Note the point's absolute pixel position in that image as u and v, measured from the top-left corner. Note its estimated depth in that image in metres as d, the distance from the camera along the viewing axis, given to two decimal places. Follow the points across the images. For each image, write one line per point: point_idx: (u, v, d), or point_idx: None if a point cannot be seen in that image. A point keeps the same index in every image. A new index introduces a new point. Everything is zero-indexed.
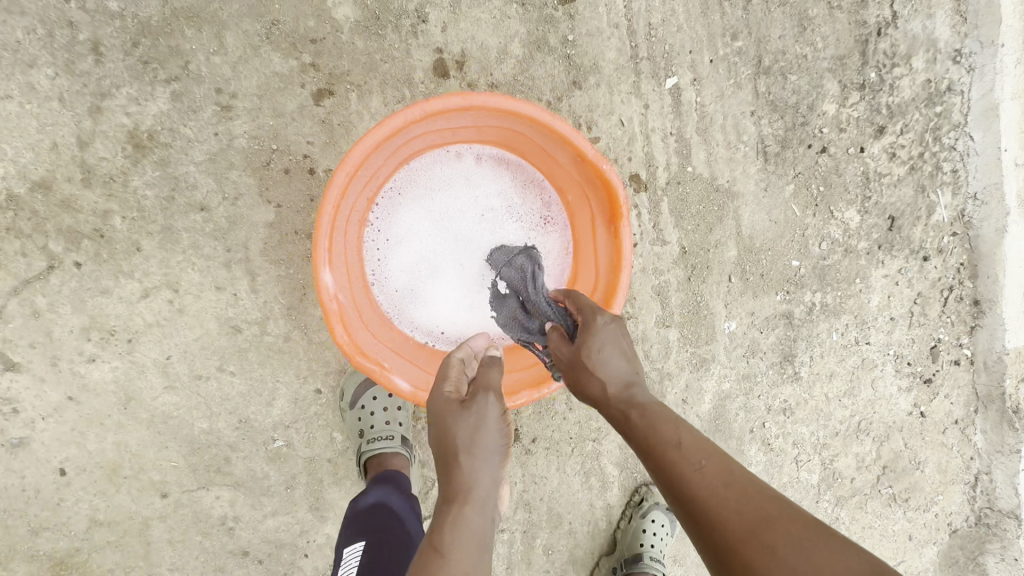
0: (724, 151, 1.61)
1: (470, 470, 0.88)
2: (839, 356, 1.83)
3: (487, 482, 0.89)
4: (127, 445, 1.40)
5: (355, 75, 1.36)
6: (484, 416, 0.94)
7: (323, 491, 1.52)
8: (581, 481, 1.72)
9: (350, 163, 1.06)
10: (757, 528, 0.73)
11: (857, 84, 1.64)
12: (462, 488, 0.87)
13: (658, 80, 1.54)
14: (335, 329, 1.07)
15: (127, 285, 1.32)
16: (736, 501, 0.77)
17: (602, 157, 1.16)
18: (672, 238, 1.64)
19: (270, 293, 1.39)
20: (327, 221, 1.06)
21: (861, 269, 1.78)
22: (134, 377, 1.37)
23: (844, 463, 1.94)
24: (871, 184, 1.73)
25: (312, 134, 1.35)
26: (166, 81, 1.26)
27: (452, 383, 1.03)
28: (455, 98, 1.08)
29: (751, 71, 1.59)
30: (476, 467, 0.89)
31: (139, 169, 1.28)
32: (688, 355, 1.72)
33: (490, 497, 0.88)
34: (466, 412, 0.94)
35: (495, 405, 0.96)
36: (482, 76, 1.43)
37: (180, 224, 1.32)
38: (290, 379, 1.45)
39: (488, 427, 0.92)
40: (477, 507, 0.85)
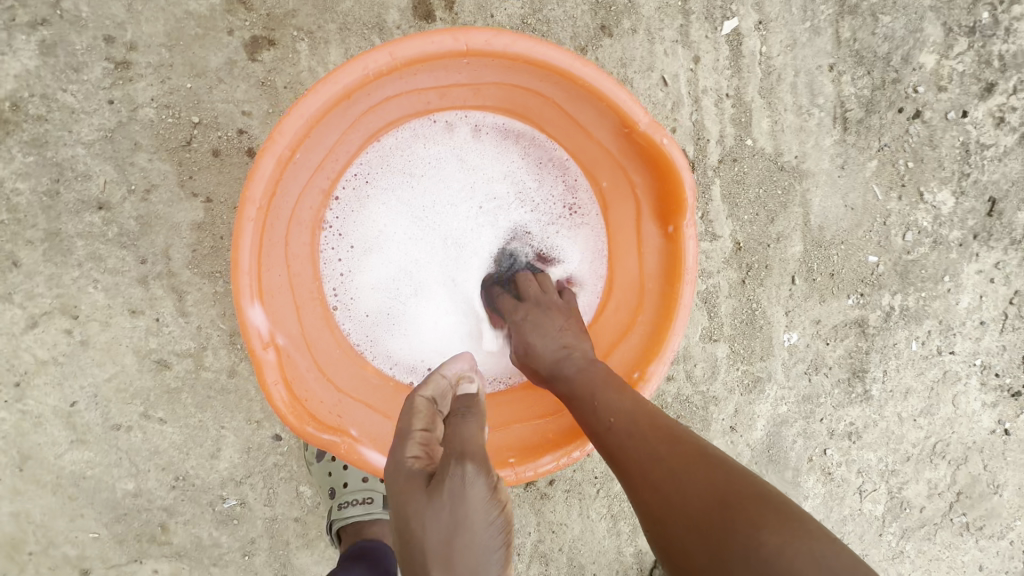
0: (793, 117, 1.26)
1: None
2: (918, 369, 1.46)
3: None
4: (29, 515, 1.07)
5: (305, 17, 0.98)
6: (460, 502, 0.50)
7: (290, 556, 1.15)
8: (610, 530, 1.39)
9: (282, 141, 0.71)
10: (647, 470, 0.59)
11: (965, 28, 1.28)
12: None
13: (712, 23, 1.18)
14: (275, 392, 0.76)
15: (6, 312, 0.99)
16: (635, 446, 0.62)
17: (659, 127, 0.79)
18: (723, 231, 1.29)
19: (205, 316, 1.04)
20: (250, 233, 0.72)
21: (952, 265, 1.41)
22: (28, 432, 1.04)
23: (912, 491, 1.51)
24: (971, 158, 1.35)
25: (248, 100, 0.98)
26: (30, 26, 0.92)
27: (417, 441, 0.59)
28: (439, 37, 0.71)
29: (835, 10, 1.23)
30: None
31: (4, 154, 0.94)
32: (739, 374, 1.39)
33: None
34: (434, 498, 0.51)
35: (480, 476, 0.52)
36: (479, 17, 1.05)
37: (71, 228, 0.97)
38: (240, 425, 1.09)
39: (480, 506, 0.50)
40: None
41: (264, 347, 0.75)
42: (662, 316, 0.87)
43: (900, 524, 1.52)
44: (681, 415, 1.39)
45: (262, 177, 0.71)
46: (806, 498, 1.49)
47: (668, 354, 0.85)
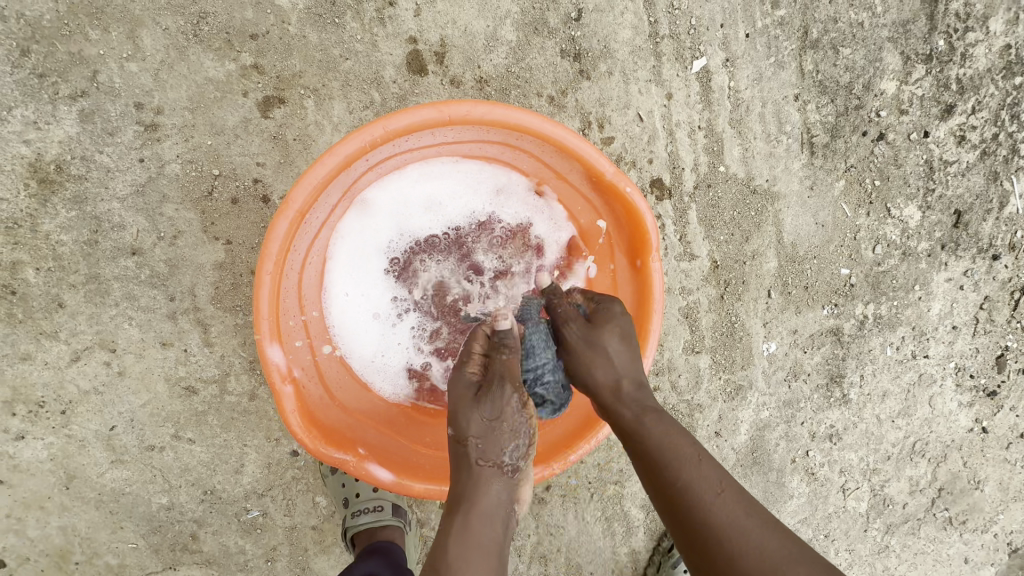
0: (763, 144, 1.35)
1: (486, 476, 0.78)
2: (893, 373, 1.55)
3: (500, 493, 0.78)
4: (75, 529, 1.17)
5: (310, 77, 1.10)
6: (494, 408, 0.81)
7: (309, 561, 1.27)
8: (605, 531, 1.50)
9: (295, 204, 0.82)
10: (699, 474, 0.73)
11: (922, 56, 1.36)
12: (470, 495, 0.76)
13: (683, 62, 1.28)
14: (290, 419, 0.87)
15: (52, 348, 1.10)
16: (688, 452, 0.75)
17: (624, 176, 0.90)
18: (701, 251, 1.39)
19: (228, 345, 1.16)
20: (268, 284, 0.84)
21: (922, 274, 1.49)
22: (73, 454, 1.15)
23: (895, 488, 1.60)
24: (935, 174, 1.43)
25: (261, 153, 1.10)
26: (70, 97, 1.03)
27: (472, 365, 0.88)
28: (427, 110, 0.82)
29: (797, 45, 1.33)
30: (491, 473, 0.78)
31: (49, 210, 1.06)
32: (722, 383, 1.48)
33: (504, 509, 0.77)
34: (482, 404, 0.81)
35: (512, 396, 0.82)
36: (467, 68, 1.16)
37: (109, 272, 1.09)
38: (261, 443, 1.21)
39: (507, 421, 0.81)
40: (485, 515, 0.74)
41: (283, 380, 0.87)
42: None
43: (884, 521, 1.61)
44: None
45: (277, 236, 0.83)
46: (792, 497, 1.57)
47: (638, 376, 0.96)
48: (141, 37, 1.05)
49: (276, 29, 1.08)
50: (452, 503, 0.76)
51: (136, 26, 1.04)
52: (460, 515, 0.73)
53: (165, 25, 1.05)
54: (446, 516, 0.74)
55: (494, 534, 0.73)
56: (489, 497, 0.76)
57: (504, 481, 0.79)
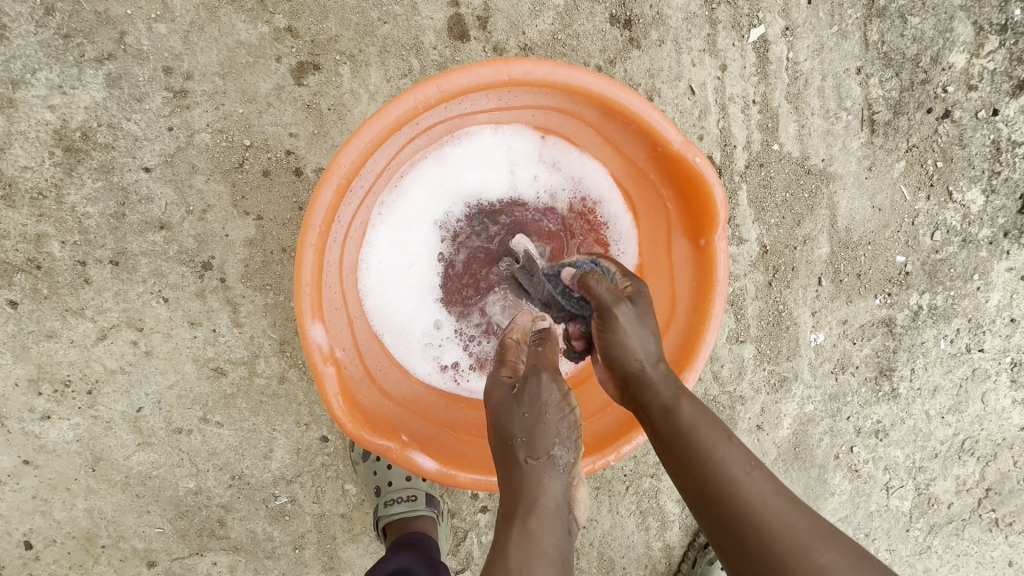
0: (820, 121, 1.27)
1: (536, 475, 0.67)
2: (946, 367, 1.46)
3: (558, 493, 0.67)
4: (101, 512, 1.14)
5: (346, 42, 1.03)
6: (536, 403, 0.71)
7: (337, 549, 1.23)
8: (639, 526, 1.44)
9: (342, 169, 0.76)
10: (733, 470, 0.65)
11: (997, 26, 1.26)
12: (527, 499, 0.65)
13: (739, 31, 1.20)
14: (332, 402, 0.82)
15: (78, 325, 1.06)
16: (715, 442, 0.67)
17: (691, 145, 0.84)
18: (750, 235, 1.32)
19: (258, 325, 1.11)
20: (312, 257, 0.79)
21: (981, 263, 1.40)
22: (100, 435, 1.11)
23: (941, 488, 1.52)
24: (1002, 156, 1.34)
25: (294, 123, 1.04)
26: (97, 60, 0.98)
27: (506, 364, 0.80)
28: (485, 68, 0.76)
29: (862, 14, 1.24)
30: (544, 472, 0.67)
31: (75, 179, 1.01)
32: (765, 374, 1.41)
33: (563, 513, 0.66)
34: (527, 403, 0.71)
35: (551, 386, 0.72)
36: (511, 35, 1.09)
37: (135, 246, 1.04)
38: (290, 428, 1.16)
39: (552, 412, 0.70)
40: (547, 521, 0.64)
41: (325, 361, 0.82)
42: (693, 326, 0.91)
43: (928, 521, 1.54)
44: None
45: (322, 206, 0.77)
46: (834, 494, 1.51)
47: (700, 361, 0.89)
48: None
49: None
50: (507, 507, 0.65)
51: None
52: (519, 523, 0.63)
53: None
54: (504, 525, 0.64)
55: (558, 542, 0.63)
56: (548, 502, 0.65)
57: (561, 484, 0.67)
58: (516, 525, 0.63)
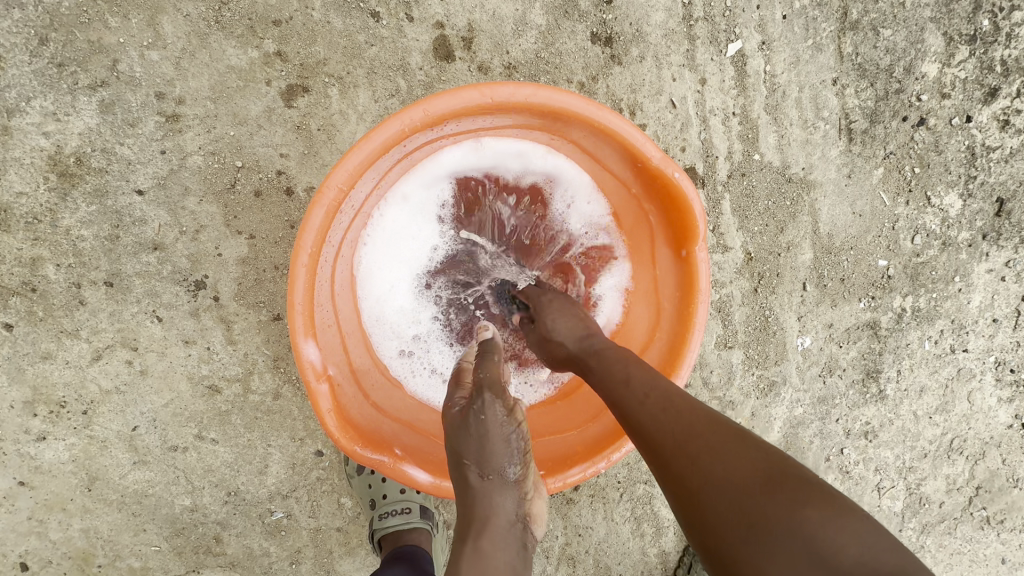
0: (799, 131, 1.30)
1: (485, 493, 0.68)
2: (931, 368, 1.49)
3: (508, 510, 0.68)
4: (97, 532, 1.15)
5: (334, 65, 1.06)
6: (485, 423, 0.72)
7: (333, 564, 1.23)
8: (634, 532, 1.45)
9: (332, 191, 0.79)
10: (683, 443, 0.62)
11: (966, 36, 1.31)
12: (478, 517, 0.66)
13: (717, 46, 1.24)
14: (326, 418, 0.84)
15: (73, 346, 1.08)
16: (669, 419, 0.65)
17: (670, 161, 0.87)
18: (735, 243, 1.34)
19: (252, 342, 1.12)
20: (303, 278, 0.81)
21: (962, 265, 1.43)
22: (95, 455, 1.12)
23: (932, 487, 1.54)
24: (977, 160, 1.37)
25: (285, 144, 1.06)
26: (90, 88, 1.01)
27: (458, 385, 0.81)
28: (469, 92, 0.80)
29: (836, 27, 1.28)
30: (492, 489, 0.69)
31: (69, 204, 1.03)
32: (754, 379, 1.43)
33: (517, 527, 0.67)
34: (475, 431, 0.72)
35: (498, 406, 0.74)
36: (495, 54, 1.12)
37: (130, 267, 1.06)
38: (285, 443, 1.17)
39: (496, 431, 0.72)
40: (499, 539, 0.64)
41: (318, 378, 0.84)
42: (679, 332, 0.93)
43: (920, 520, 1.55)
44: None
45: (313, 227, 0.80)
46: None
47: (684, 368, 0.91)
48: (162, 24, 1.02)
49: (299, 15, 1.05)
50: (462, 528, 0.66)
51: (157, 13, 1.01)
52: (470, 541, 0.63)
53: (187, 11, 1.02)
54: (457, 545, 0.64)
55: (509, 557, 0.63)
56: (499, 513, 0.67)
57: (511, 499, 0.69)
58: (467, 547, 0.63)
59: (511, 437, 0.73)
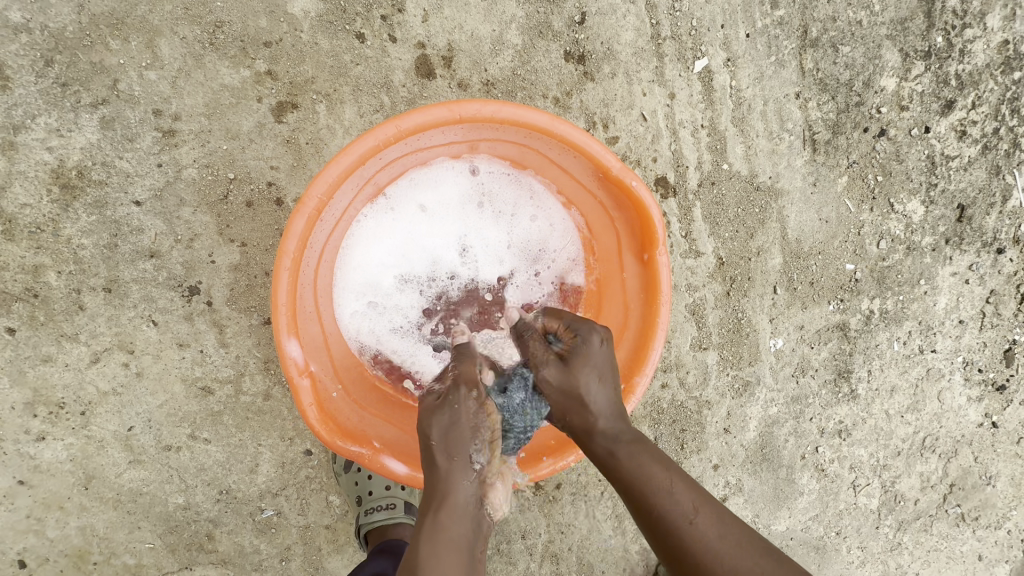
0: (765, 142, 1.38)
1: (446, 474, 0.74)
2: (901, 368, 1.54)
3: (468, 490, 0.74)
4: (94, 529, 1.19)
5: (321, 82, 1.13)
6: (457, 414, 0.78)
7: (322, 560, 1.28)
8: (616, 529, 1.50)
9: (313, 200, 0.85)
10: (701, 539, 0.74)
11: (921, 52, 1.38)
12: (438, 493, 0.73)
13: (685, 63, 1.31)
14: (307, 411, 0.89)
15: (72, 350, 1.13)
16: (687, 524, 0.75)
17: (629, 171, 0.93)
18: (707, 248, 1.41)
19: (243, 346, 1.18)
20: (286, 280, 0.87)
21: (927, 269, 1.49)
22: (93, 454, 1.17)
23: (906, 484, 1.59)
24: (937, 169, 1.44)
25: (275, 157, 1.13)
26: (92, 105, 1.07)
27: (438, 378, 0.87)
28: (439, 109, 0.86)
29: (797, 44, 1.36)
30: (453, 471, 0.74)
31: (71, 214, 1.09)
32: (729, 379, 1.49)
33: (474, 505, 0.74)
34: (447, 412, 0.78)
35: (471, 402, 0.79)
36: (474, 71, 1.19)
37: (127, 274, 1.12)
38: (275, 442, 1.22)
39: (465, 424, 0.77)
40: (458, 513, 0.71)
41: (300, 374, 0.89)
42: (644, 332, 0.99)
43: (896, 517, 1.60)
44: (677, 420, 1.49)
45: (295, 233, 0.85)
46: (803, 494, 1.57)
47: (648, 368, 0.97)
48: (159, 46, 1.08)
49: (288, 37, 1.12)
50: (424, 502, 0.73)
51: (154, 36, 1.08)
52: (430, 515, 0.71)
53: (183, 34, 1.09)
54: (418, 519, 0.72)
55: (466, 530, 0.71)
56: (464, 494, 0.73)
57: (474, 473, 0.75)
58: (427, 521, 0.70)
59: (480, 430, 0.78)
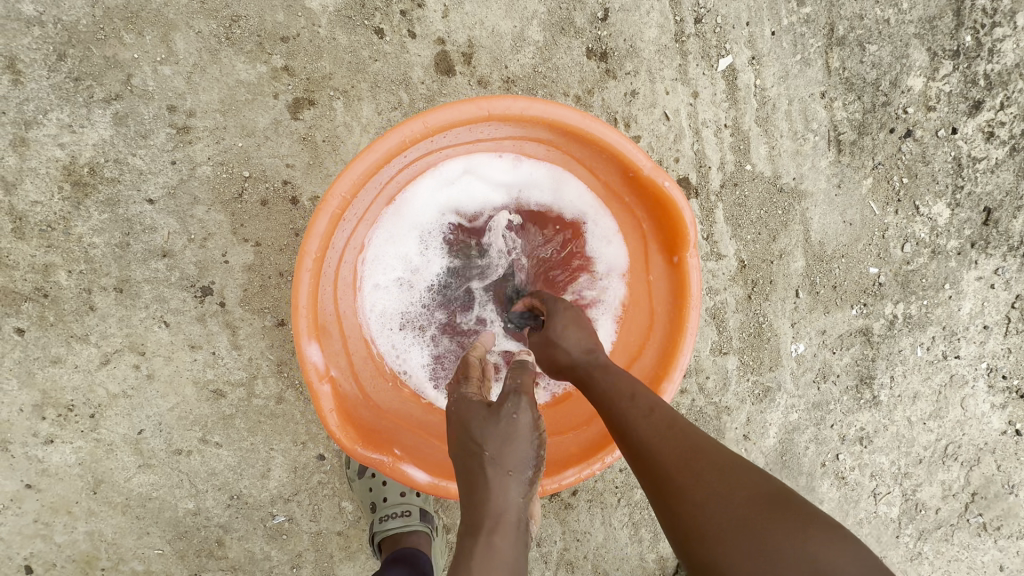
0: (789, 142, 1.35)
1: (499, 489, 0.67)
2: (924, 374, 1.51)
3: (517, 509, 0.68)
4: (102, 535, 1.16)
5: (339, 79, 1.10)
6: (513, 426, 0.72)
7: (333, 567, 1.25)
8: (632, 537, 1.46)
9: (337, 200, 0.82)
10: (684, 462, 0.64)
11: (950, 51, 1.35)
12: (491, 512, 0.65)
13: (708, 61, 1.28)
14: (328, 418, 0.87)
15: (82, 351, 1.10)
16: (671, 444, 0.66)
17: (661, 171, 0.90)
18: (728, 250, 1.38)
19: (256, 348, 1.15)
20: (308, 281, 0.84)
21: (951, 273, 1.46)
22: (102, 458, 1.14)
23: (928, 493, 1.55)
24: (964, 171, 1.41)
25: (291, 154, 1.10)
26: (105, 101, 1.05)
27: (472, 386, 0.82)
28: (468, 105, 0.83)
29: (823, 43, 1.33)
30: (506, 487, 0.68)
31: (82, 212, 1.06)
32: (749, 385, 1.46)
33: (524, 527, 0.67)
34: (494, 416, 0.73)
35: (528, 414, 0.74)
36: (494, 68, 1.16)
37: (139, 274, 1.09)
38: (287, 446, 1.20)
39: (522, 436, 0.71)
40: (510, 534, 0.65)
41: (321, 379, 0.86)
42: (672, 336, 0.96)
43: (917, 527, 1.56)
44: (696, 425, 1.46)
45: (318, 233, 0.83)
46: (822, 502, 1.54)
47: (676, 373, 0.94)
48: (175, 41, 1.06)
49: (306, 32, 1.09)
50: (471, 521, 0.65)
51: (170, 30, 1.05)
52: (483, 536, 0.63)
53: (199, 28, 1.06)
54: (466, 538, 0.64)
55: (519, 554, 0.64)
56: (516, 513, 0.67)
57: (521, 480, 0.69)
58: (479, 540, 0.63)
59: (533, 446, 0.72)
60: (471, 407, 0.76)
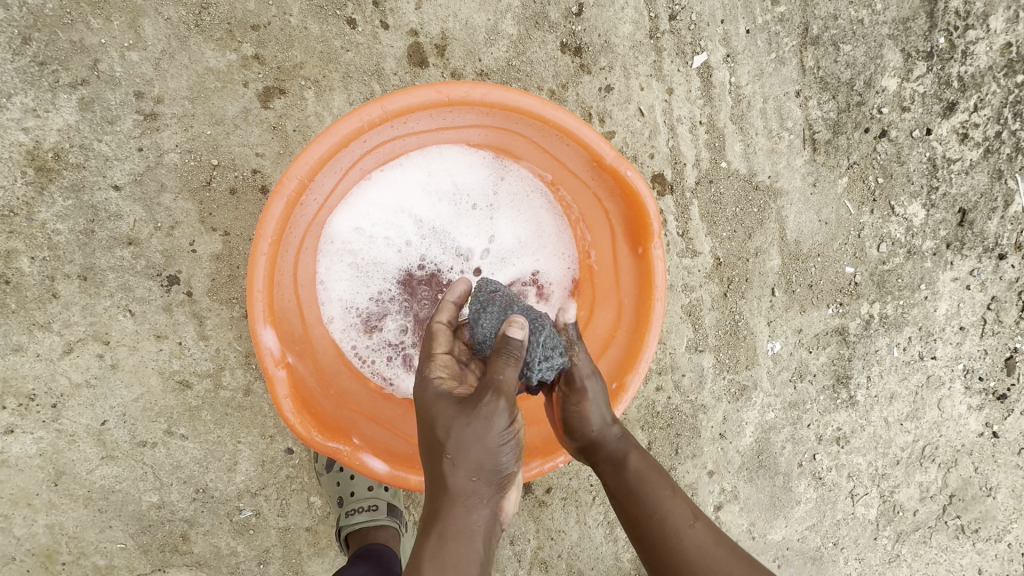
0: (765, 140, 1.35)
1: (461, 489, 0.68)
2: (901, 375, 1.51)
3: (480, 515, 0.69)
4: (62, 528, 1.14)
5: (310, 68, 1.10)
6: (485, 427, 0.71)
7: (301, 564, 1.23)
8: (607, 537, 1.45)
9: (292, 184, 0.82)
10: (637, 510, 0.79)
11: (923, 53, 1.36)
12: (450, 512, 0.67)
13: (683, 58, 1.29)
14: (284, 406, 0.86)
15: (45, 339, 1.09)
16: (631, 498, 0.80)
17: (624, 160, 0.90)
18: (703, 248, 1.38)
19: (224, 339, 1.14)
20: (264, 264, 0.83)
21: (927, 273, 1.46)
22: (63, 449, 1.12)
23: (905, 494, 1.55)
24: (938, 172, 1.42)
25: (261, 143, 1.09)
26: (71, 86, 1.04)
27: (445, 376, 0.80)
28: (427, 91, 0.83)
29: (798, 42, 1.33)
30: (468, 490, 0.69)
31: (46, 198, 1.05)
32: (726, 383, 1.45)
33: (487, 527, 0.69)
34: (466, 417, 0.71)
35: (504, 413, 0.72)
36: (467, 61, 1.17)
37: (104, 262, 1.08)
38: (254, 440, 1.18)
39: (490, 438, 0.70)
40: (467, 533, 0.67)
41: (276, 364, 0.85)
42: (638, 327, 0.96)
43: (895, 528, 1.56)
44: (672, 423, 1.45)
45: (274, 216, 0.83)
46: (799, 503, 1.53)
47: (641, 366, 0.93)
48: (143, 27, 1.05)
49: (277, 20, 1.09)
50: (429, 516, 0.68)
51: (137, 16, 1.05)
52: (436, 533, 0.66)
53: (168, 15, 1.06)
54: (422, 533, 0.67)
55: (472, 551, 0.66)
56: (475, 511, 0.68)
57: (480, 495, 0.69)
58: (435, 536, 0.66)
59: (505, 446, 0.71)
60: (441, 405, 0.74)
